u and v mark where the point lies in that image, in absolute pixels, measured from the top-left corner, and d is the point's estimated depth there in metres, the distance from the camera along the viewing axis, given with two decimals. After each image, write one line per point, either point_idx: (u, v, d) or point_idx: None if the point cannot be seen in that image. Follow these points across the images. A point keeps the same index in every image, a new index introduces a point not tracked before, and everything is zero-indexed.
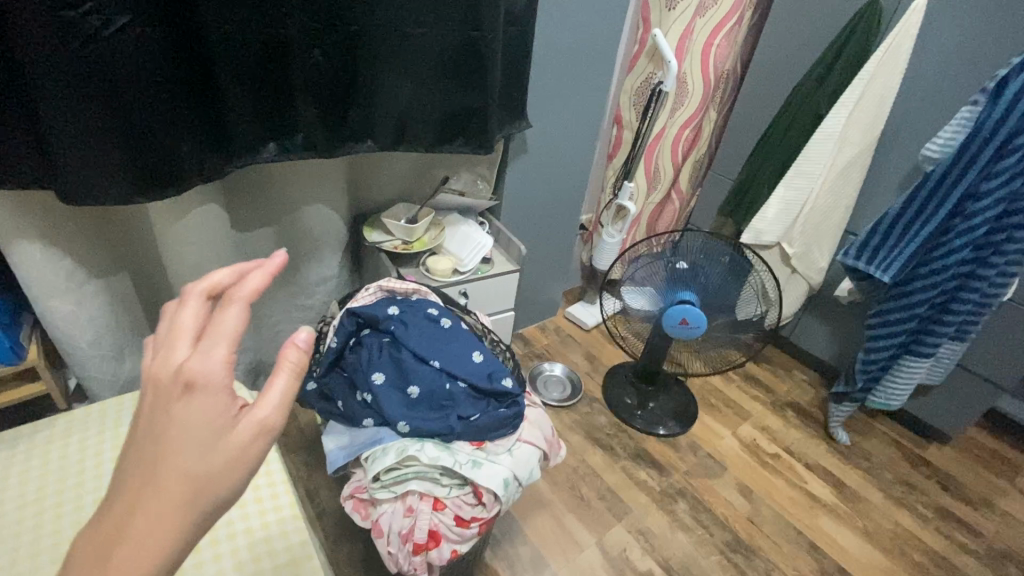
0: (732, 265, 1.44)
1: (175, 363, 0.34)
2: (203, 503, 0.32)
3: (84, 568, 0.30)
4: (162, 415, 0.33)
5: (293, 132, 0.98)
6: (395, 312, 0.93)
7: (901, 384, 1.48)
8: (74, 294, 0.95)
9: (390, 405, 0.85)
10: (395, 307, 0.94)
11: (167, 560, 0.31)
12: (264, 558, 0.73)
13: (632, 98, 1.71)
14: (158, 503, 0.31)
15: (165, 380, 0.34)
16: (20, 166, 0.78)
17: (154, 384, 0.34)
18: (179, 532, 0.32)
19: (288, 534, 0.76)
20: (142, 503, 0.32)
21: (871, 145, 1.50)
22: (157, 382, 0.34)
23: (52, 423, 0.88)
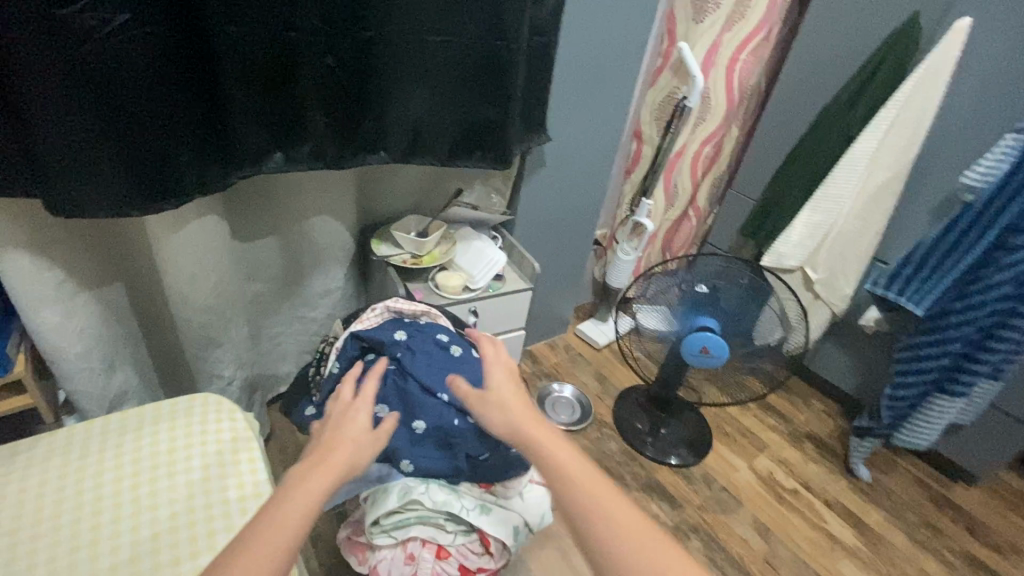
0: (752, 288, 1.39)
1: (350, 396, 0.71)
2: (358, 457, 0.63)
3: (306, 465, 0.61)
4: (343, 414, 0.68)
5: (301, 142, 0.93)
6: (402, 338, 0.88)
7: (931, 422, 1.41)
8: (64, 305, 0.89)
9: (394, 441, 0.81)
10: (402, 332, 0.88)
11: (341, 475, 0.61)
12: None
13: (654, 113, 1.65)
14: (343, 448, 0.63)
15: (346, 401, 0.70)
16: (8, 172, 0.73)
17: (338, 405, 0.70)
18: (346, 466, 0.62)
19: None
20: (332, 451, 0.63)
21: (904, 169, 1.43)
22: (340, 403, 0.70)
23: (31, 443, 0.83)
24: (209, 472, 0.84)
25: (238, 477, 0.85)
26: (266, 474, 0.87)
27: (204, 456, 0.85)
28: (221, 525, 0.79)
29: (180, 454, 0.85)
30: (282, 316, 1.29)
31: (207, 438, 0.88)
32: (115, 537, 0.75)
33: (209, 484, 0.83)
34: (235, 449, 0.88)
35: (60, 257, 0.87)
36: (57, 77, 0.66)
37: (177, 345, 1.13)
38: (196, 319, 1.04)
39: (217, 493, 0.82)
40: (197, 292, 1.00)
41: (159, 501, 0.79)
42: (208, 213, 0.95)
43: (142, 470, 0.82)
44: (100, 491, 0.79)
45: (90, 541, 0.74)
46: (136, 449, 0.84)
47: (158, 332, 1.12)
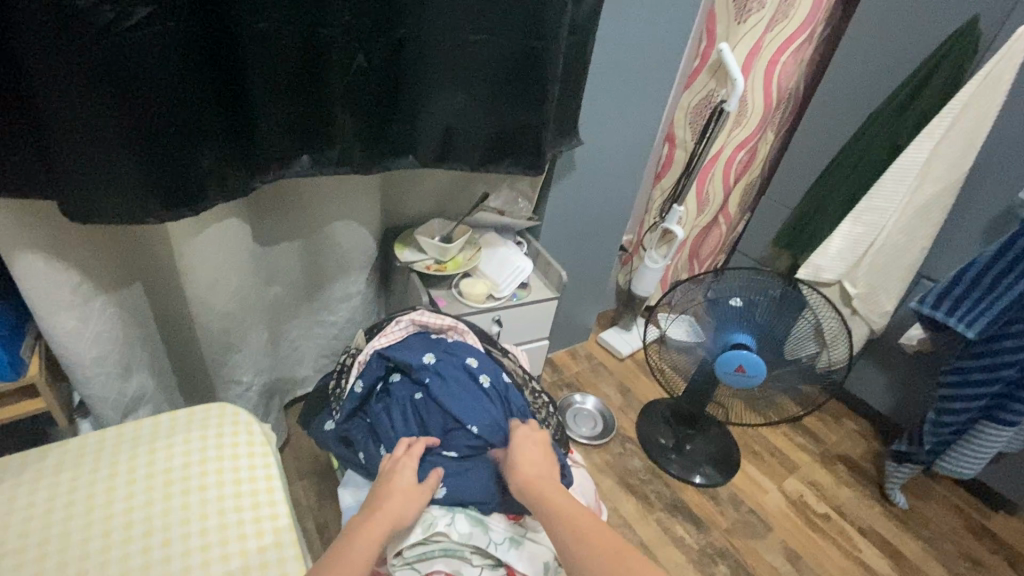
0: (785, 298, 1.32)
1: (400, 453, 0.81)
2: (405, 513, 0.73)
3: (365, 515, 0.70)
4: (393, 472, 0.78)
5: (328, 145, 0.89)
6: (430, 360, 0.92)
7: (977, 451, 1.34)
8: (80, 309, 0.86)
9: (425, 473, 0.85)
10: (430, 354, 0.93)
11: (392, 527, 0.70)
12: None
13: (688, 116, 1.58)
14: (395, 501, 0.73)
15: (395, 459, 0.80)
16: (22, 172, 0.69)
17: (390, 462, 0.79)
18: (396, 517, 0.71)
19: None
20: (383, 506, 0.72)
21: (956, 182, 1.35)
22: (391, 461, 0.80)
23: (42, 454, 0.79)
24: (224, 490, 0.80)
25: (254, 496, 0.81)
26: (282, 492, 0.83)
27: (219, 473, 0.82)
28: (235, 548, 0.75)
29: (195, 469, 0.81)
30: (301, 320, 1.25)
31: (223, 452, 0.84)
32: (125, 558, 0.71)
33: (223, 503, 0.79)
34: (252, 465, 0.84)
35: (75, 259, 0.83)
36: (74, 74, 0.62)
37: (194, 349, 1.10)
38: (214, 324, 1.00)
39: (232, 512, 0.78)
40: (216, 297, 0.96)
41: (171, 520, 0.76)
42: (228, 217, 0.91)
43: (155, 485, 0.78)
44: (111, 507, 0.75)
45: (99, 562, 0.70)
46: (149, 463, 0.81)
47: (175, 335, 1.09)
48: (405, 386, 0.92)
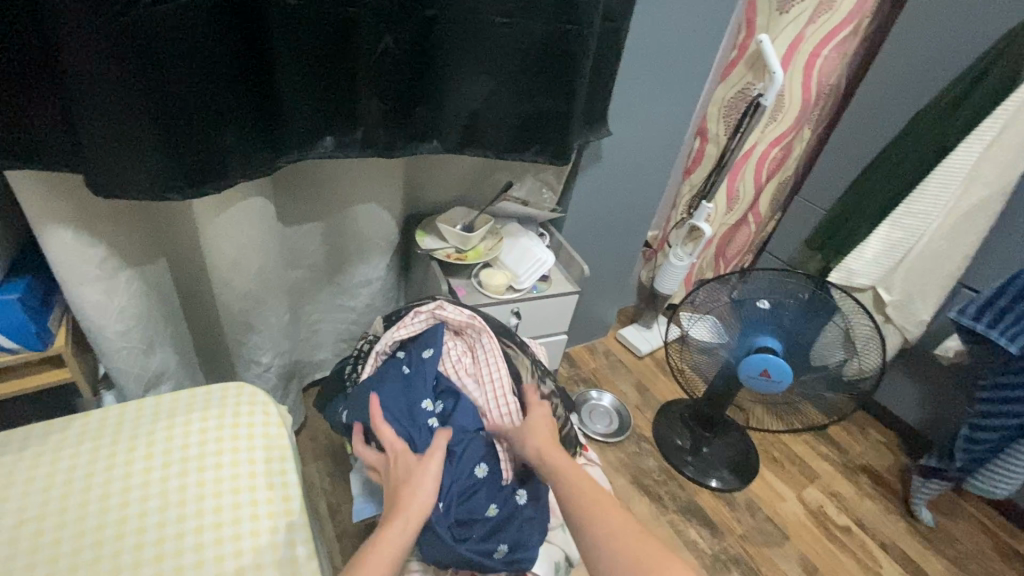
0: (812, 303, 1.27)
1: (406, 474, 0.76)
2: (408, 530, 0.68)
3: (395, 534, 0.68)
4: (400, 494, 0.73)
5: (353, 127, 0.88)
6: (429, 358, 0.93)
7: (1014, 473, 1.26)
8: (106, 283, 0.87)
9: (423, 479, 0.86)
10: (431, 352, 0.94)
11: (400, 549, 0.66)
12: None
13: (722, 110, 1.53)
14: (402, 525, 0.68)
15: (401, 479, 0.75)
16: (52, 144, 0.70)
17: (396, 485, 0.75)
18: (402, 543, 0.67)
19: None
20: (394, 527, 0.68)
21: (1008, 186, 1.27)
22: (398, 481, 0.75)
23: (65, 424, 0.81)
24: (239, 469, 0.80)
25: (267, 477, 0.81)
26: (296, 475, 0.83)
27: (235, 452, 0.82)
28: (247, 528, 0.75)
29: (211, 447, 0.82)
30: (321, 303, 1.26)
31: (238, 432, 0.84)
32: (140, 531, 0.72)
33: (237, 482, 0.79)
34: (267, 446, 0.84)
35: (102, 233, 0.84)
36: (99, 45, 0.61)
37: (215, 327, 1.11)
38: (236, 304, 1.01)
39: (246, 492, 0.78)
40: (238, 277, 0.97)
41: (186, 496, 0.76)
42: (253, 196, 0.91)
43: (171, 461, 0.79)
44: (129, 480, 0.76)
45: (114, 534, 0.71)
46: (167, 438, 0.81)
47: (197, 312, 1.10)
48: (403, 370, 0.94)
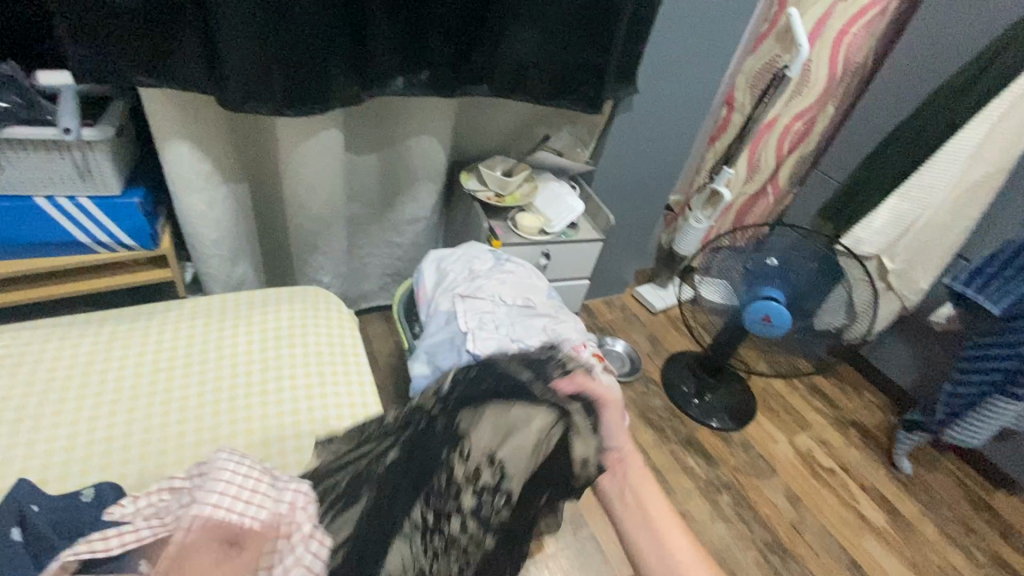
0: (824, 268, 1.39)
1: None
2: None
3: None
4: None
5: (421, 68, 1.02)
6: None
7: (984, 423, 1.42)
8: (209, 194, 1.03)
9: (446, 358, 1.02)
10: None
11: None
12: None
13: (749, 81, 1.62)
14: None
15: None
16: (186, 66, 0.85)
17: None
18: None
19: None
20: None
21: (1010, 164, 1.36)
22: None
23: (181, 304, 0.98)
24: (321, 347, 0.97)
25: (343, 357, 0.97)
26: (365, 357, 1.00)
27: (316, 336, 0.98)
28: (329, 391, 0.91)
29: (297, 330, 0.98)
30: (373, 236, 1.41)
31: (319, 321, 1.01)
32: (249, 385, 0.89)
33: (322, 357, 0.95)
34: (341, 333, 1.01)
35: (211, 151, 1.00)
36: None
37: (286, 248, 1.28)
38: (308, 225, 1.17)
39: (327, 365, 0.95)
40: (313, 201, 1.12)
41: (282, 363, 0.93)
42: (333, 126, 1.05)
43: (268, 335, 0.96)
44: (236, 346, 0.93)
45: (229, 385, 0.88)
46: (263, 319, 0.98)
47: (272, 232, 1.27)
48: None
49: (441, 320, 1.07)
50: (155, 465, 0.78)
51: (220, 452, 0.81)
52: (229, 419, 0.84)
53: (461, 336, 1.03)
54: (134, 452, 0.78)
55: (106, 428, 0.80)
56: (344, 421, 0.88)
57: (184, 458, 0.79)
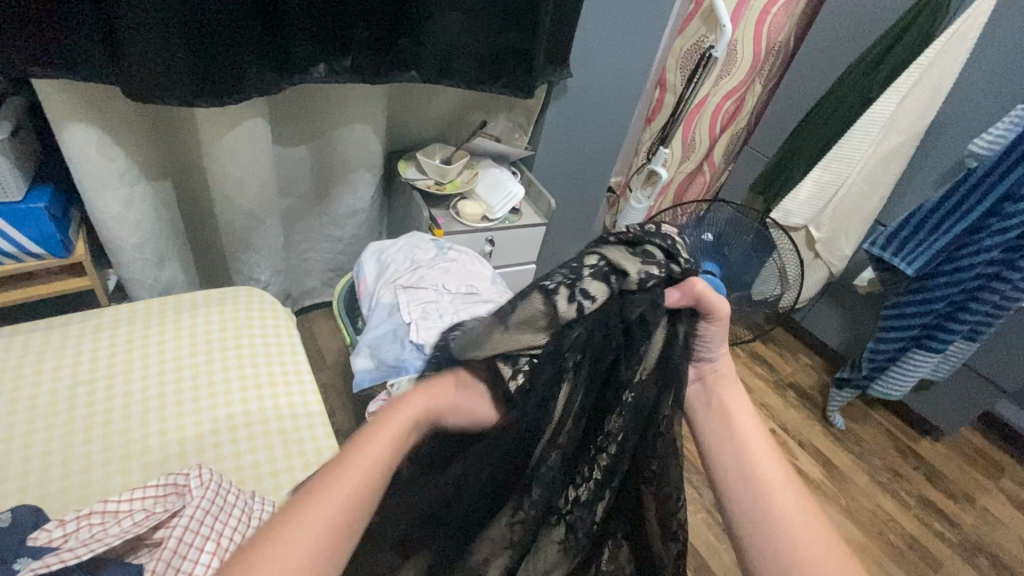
0: (756, 243, 1.46)
1: None
2: None
3: None
4: None
5: (343, 54, 0.99)
6: None
7: (905, 376, 1.55)
8: (124, 193, 0.98)
9: (390, 349, 1.00)
10: None
11: None
12: (299, 471, 0.81)
13: (679, 61, 1.66)
14: None
15: None
16: (84, 56, 0.80)
17: None
18: None
19: (320, 452, 0.84)
20: None
21: (918, 135, 1.45)
22: None
23: (100, 312, 0.92)
24: (258, 349, 0.93)
25: (282, 355, 0.94)
26: (305, 353, 0.97)
27: (252, 336, 0.95)
28: (268, 392, 0.88)
29: (230, 333, 0.94)
30: (311, 231, 1.38)
31: (253, 320, 0.97)
32: (180, 391, 0.85)
33: (257, 358, 0.92)
34: (278, 332, 0.97)
35: (121, 148, 0.95)
36: None
37: (217, 248, 1.23)
38: (237, 223, 1.12)
39: (264, 366, 0.91)
40: (241, 195, 1.08)
41: (215, 366, 0.89)
42: (256, 115, 1.01)
43: (198, 339, 0.92)
44: (164, 353, 0.89)
45: (157, 394, 0.84)
46: (193, 323, 0.94)
47: (202, 231, 1.21)
48: None
49: (385, 316, 1.05)
50: (80, 484, 0.74)
51: (150, 464, 0.77)
52: (160, 429, 0.81)
53: (404, 327, 1.02)
54: (55, 472, 0.74)
55: (22, 450, 0.75)
56: (284, 422, 0.86)
57: (111, 473, 0.75)
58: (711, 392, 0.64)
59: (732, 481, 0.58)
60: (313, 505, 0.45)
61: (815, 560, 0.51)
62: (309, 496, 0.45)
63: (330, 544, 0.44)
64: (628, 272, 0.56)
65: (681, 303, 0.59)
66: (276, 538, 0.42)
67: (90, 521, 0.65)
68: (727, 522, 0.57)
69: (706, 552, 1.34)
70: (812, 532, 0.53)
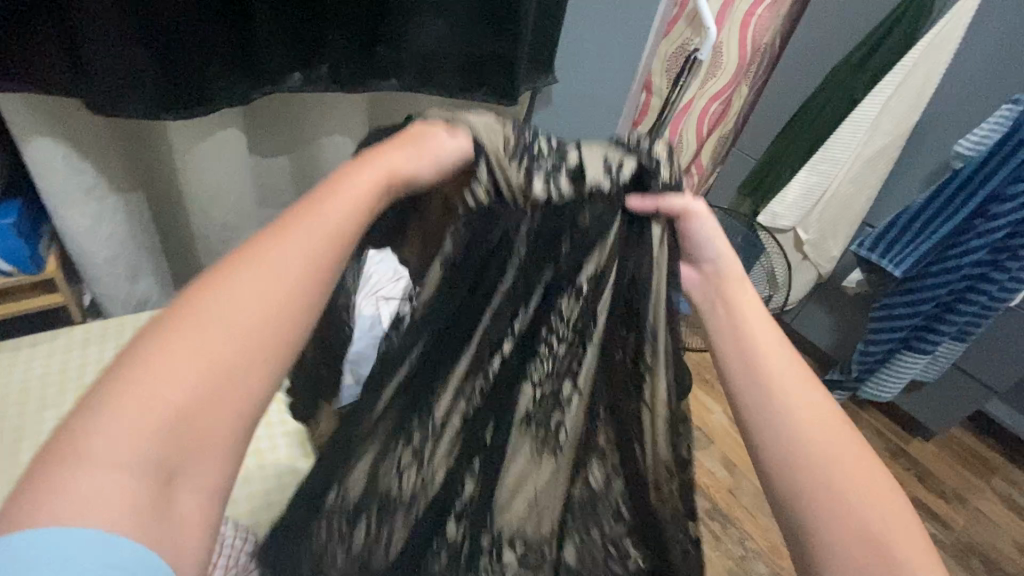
0: (745, 247, 1.46)
1: None
2: None
3: None
4: None
5: (320, 63, 0.98)
6: None
7: (896, 377, 1.55)
8: (94, 207, 0.95)
9: None
10: None
11: None
12: None
13: (665, 64, 1.65)
14: None
15: None
16: (46, 67, 0.78)
17: None
18: None
19: None
20: None
21: (903, 136, 1.45)
22: None
23: (69, 330, 0.89)
24: None
25: None
26: None
27: None
28: None
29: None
30: None
31: None
32: None
33: None
34: None
35: (89, 161, 0.93)
36: None
37: (195, 260, 1.21)
38: (215, 235, 1.10)
39: None
40: (217, 207, 1.05)
41: None
42: (231, 124, 0.99)
43: None
44: None
45: None
46: None
47: (178, 243, 1.19)
48: None
49: (361, 325, 0.68)
50: None
51: None
52: None
53: None
54: None
55: None
56: None
57: None
58: (717, 287, 0.59)
59: (763, 422, 0.50)
60: (196, 322, 0.38)
61: (861, 502, 0.46)
62: (245, 259, 0.41)
63: (288, 304, 0.41)
64: (590, 179, 0.55)
65: (644, 207, 0.55)
66: (203, 301, 0.39)
67: None
68: (754, 465, 0.51)
69: None
70: (865, 471, 0.47)
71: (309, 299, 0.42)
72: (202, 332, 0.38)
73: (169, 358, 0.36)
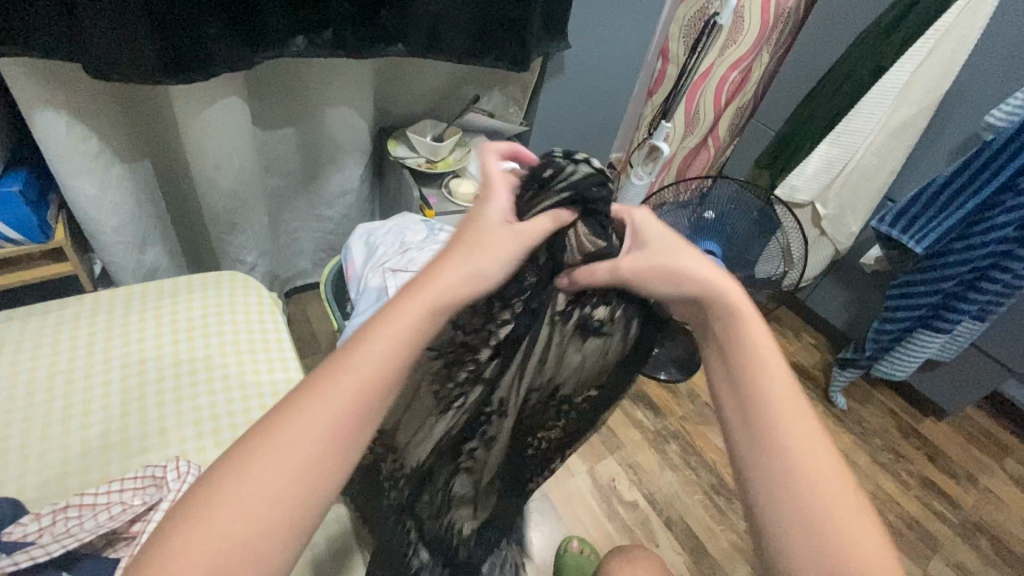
0: (761, 220, 1.41)
1: None
2: None
3: None
4: None
5: (324, 27, 0.95)
6: None
7: (911, 355, 1.52)
8: (98, 176, 0.95)
9: None
10: None
11: None
12: None
13: (683, 30, 1.58)
14: None
15: None
16: (44, 30, 0.76)
17: None
18: None
19: None
20: None
21: (930, 107, 1.39)
22: None
23: (78, 301, 0.90)
24: (242, 335, 0.91)
25: (265, 343, 0.92)
26: (290, 343, 0.94)
27: (235, 323, 0.92)
28: (250, 379, 0.87)
29: (229, 322, 0.92)
30: (300, 212, 1.35)
31: (236, 308, 0.94)
32: (159, 380, 0.83)
33: (238, 345, 0.90)
34: (263, 319, 0.95)
35: (94, 127, 0.92)
36: None
37: (201, 230, 1.21)
38: (221, 205, 1.09)
39: (247, 352, 0.90)
40: (221, 176, 1.04)
41: (195, 353, 0.87)
42: (231, 93, 0.97)
43: (179, 326, 0.89)
44: (143, 342, 0.87)
45: (137, 379, 0.82)
46: (173, 310, 0.91)
47: (186, 211, 1.19)
48: None
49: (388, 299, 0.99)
50: (58, 476, 0.73)
51: (129, 456, 0.76)
52: (139, 419, 0.79)
53: None
54: (34, 463, 0.73)
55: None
56: (267, 410, 0.84)
57: (89, 465, 0.74)
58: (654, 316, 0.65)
59: (734, 401, 0.52)
60: (269, 451, 0.41)
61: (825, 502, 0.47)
62: (263, 443, 0.42)
63: (325, 463, 0.42)
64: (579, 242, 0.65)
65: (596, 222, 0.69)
66: (251, 458, 0.41)
67: (66, 515, 0.64)
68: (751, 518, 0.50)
69: (700, 532, 1.34)
70: (840, 493, 0.47)
71: (328, 479, 0.43)
72: (214, 527, 0.39)
73: (214, 521, 0.39)
